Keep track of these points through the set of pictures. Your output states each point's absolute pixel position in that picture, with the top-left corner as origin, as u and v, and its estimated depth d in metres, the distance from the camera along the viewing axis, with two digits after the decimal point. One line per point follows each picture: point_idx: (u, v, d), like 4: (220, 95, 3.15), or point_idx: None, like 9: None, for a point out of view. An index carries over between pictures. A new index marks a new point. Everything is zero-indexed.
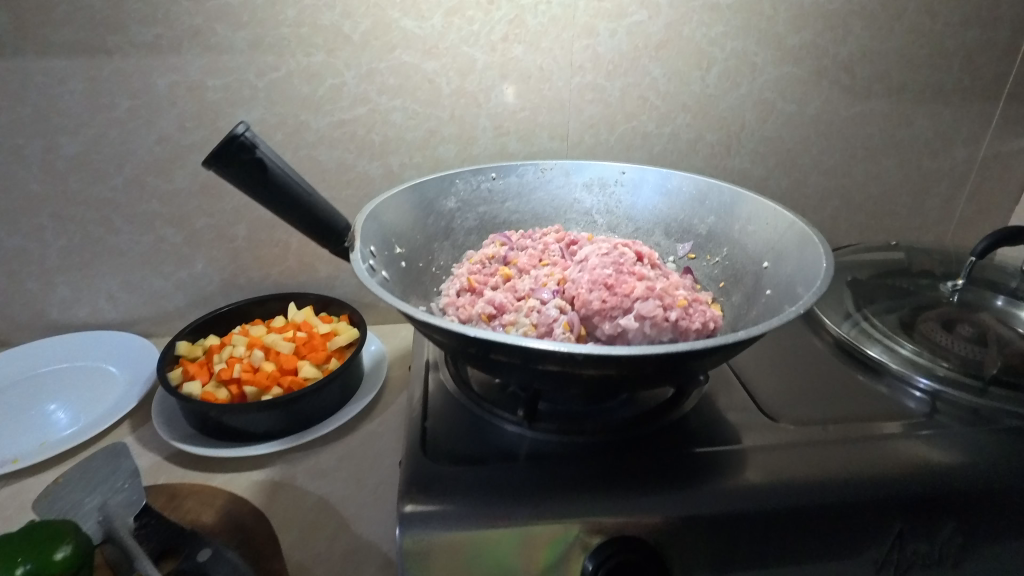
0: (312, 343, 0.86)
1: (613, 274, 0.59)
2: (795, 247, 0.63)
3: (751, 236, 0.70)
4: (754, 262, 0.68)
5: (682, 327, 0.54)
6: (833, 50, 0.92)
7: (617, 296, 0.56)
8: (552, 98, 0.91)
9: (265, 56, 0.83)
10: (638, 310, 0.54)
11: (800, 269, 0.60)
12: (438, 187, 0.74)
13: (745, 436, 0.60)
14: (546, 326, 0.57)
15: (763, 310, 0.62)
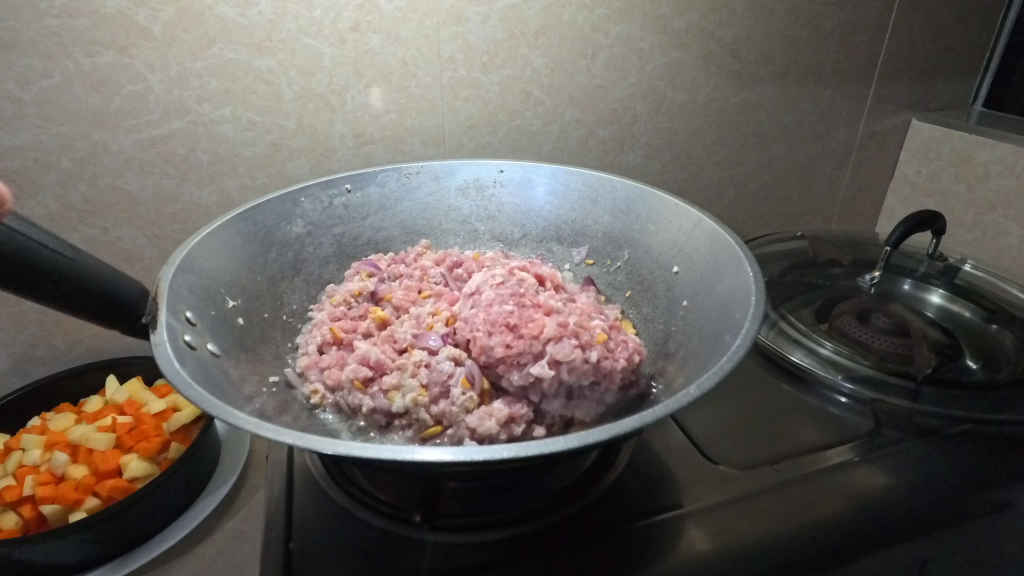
0: (140, 429, 0.65)
1: (515, 311, 0.47)
2: (705, 248, 0.55)
3: (656, 236, 0.61)
4: (662, 266, 0.59)
5: (605, 368, 0.44)
6: (718, 33, 0.86)
7: (523, 339, 0.45)
8: (421, 98, 0.77)
9: (28, 58, 0.62)
10: (552, 354, 0.43)
11: (719, 279, 0.51)
12: (277, 211, 0.58)
13: (689, 496, 0.51)
14: (439, 386, 0.45)
15: (682, 322, 0.53)
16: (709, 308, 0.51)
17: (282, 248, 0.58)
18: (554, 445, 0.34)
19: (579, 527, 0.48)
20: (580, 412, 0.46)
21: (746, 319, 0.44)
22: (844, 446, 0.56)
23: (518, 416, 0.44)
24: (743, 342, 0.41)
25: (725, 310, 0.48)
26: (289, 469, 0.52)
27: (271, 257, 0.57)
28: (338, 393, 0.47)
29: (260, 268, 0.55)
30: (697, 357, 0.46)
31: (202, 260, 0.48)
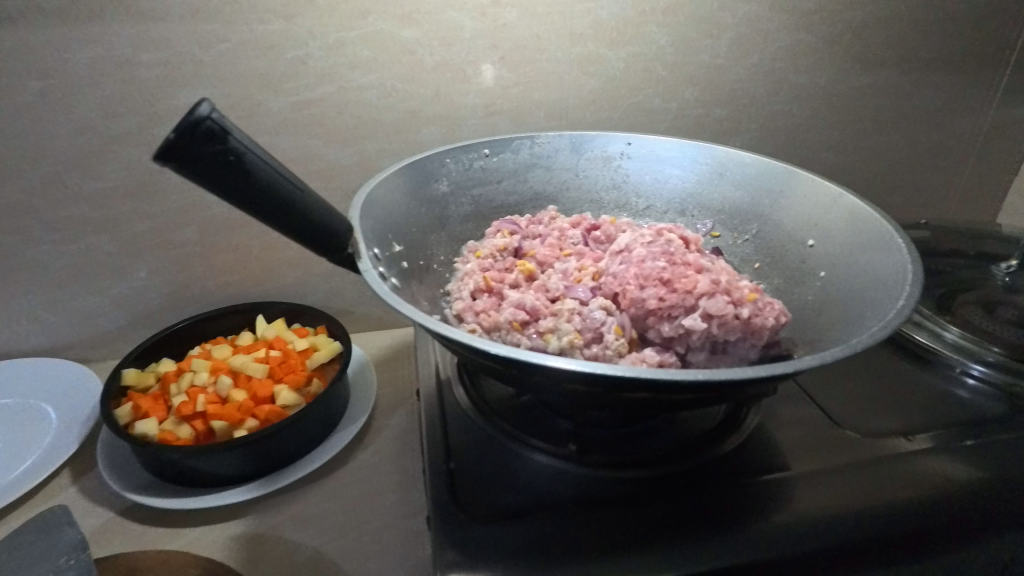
0: (289, 364, 0.73)
1: (668, 267, 0.50)
2: (845, 223, 0.56)
3: (789, 212, 0.62)
4: (795, 240, 0.60)
5: (754, 326, 0.47)
6: (847, 14, 0.85)
7: (676, 293, 0.48)
8: (549, 72, 0.80)
9: (210, 24, 0.69)
10: (705, 308, 0.46)
11: (863, 253, 0.52)
12: (427, 170, 0.63)
13: (820, 456, 0.52)
14: (592, 332, 0.49)
15: (819, 294, 0.55)
16: (851, 280, 0.52)
17: (431, 204, 0.63)
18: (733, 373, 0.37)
19: (709, 476, 0.50)
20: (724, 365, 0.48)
21: (900, 289, 0.45)
22: (920, 436, 0.54)
23: (667, 364, 0.47)
24: (905, 308, 0.43)
25: (872, 282, 0.49)
26: (440, 401, 0.57)
27: (422, 211, 0.61)
28: (493, 334, 0.51)
29: (414, 220, 0.60)
30: (843, 323, 0.48)
31: (374, 207, 0.53)
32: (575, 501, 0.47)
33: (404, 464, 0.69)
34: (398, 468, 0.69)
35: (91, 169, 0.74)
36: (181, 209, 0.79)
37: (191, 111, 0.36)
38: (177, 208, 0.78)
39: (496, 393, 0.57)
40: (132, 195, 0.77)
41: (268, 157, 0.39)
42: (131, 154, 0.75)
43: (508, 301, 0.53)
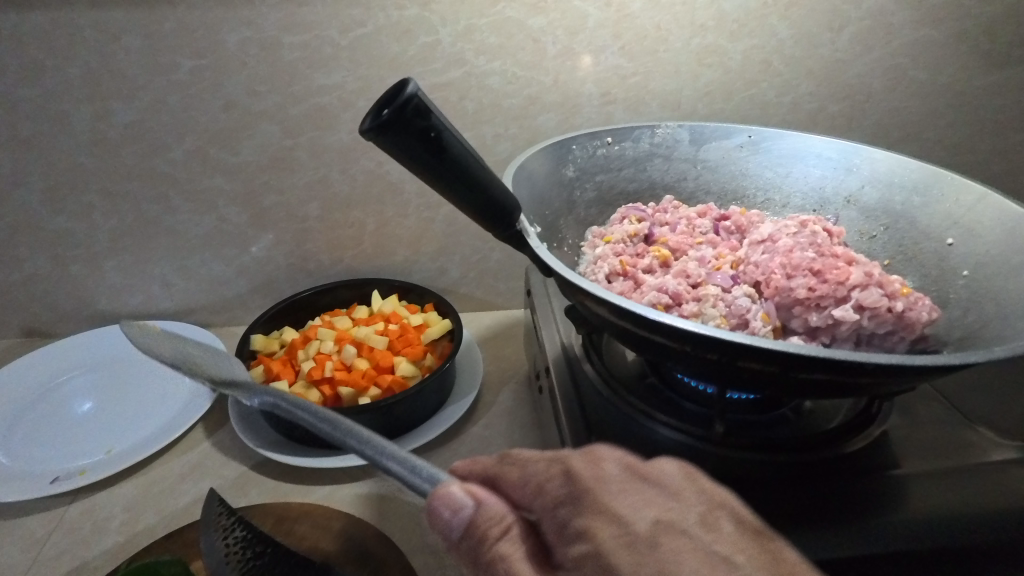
0: (406, 337, 0.76)
1: (817, 258, 0.50)
2: (992, 224, 0.55)
3: (924, 208, 0.61)
4: (932, 237, 0.60)
5: (908, 320, 0.47)
6: (978, 9, 0.82)
7: (828, 283, 0.48)
8: (666, 62, 0.81)
9: (351, 9, 0.73)
10: (859, 300, 0.47)
11: (1014, 254, 0.51)
12: (558, 155, 0.65)
13: (962, 455, 0.52)
14: (738, 318, 0.50)
15: (962, 292, 0.54)
16: (1001, 277, 0.51)
17: (559, 189, 0.65)
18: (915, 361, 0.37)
19: (847, 466, 0.51)
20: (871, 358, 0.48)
21: None
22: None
23: None
24: None
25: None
26: (571, 375, 0.58)
27: (552, 195, 0.64)
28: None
29: (547, 205, 0.62)
30: (998, 320, 0.48)
31: (519, 190, 0.56)
32: (716, 478, 0.48)
33: (516, 440, 0.71)
34: (510, 442, 0.72)
35: (230, 144, 0.79)
36: (307, 185, 0.84)
37: (401, 90, 0.39)
38: (303, 184, 0.83)
39: (625, 372, 0.58)
40: (264, 170, 0.81)
41: (460, 135, 0.42)
42: (267, 132, 0.79)
43: (648, 286, 0.54)
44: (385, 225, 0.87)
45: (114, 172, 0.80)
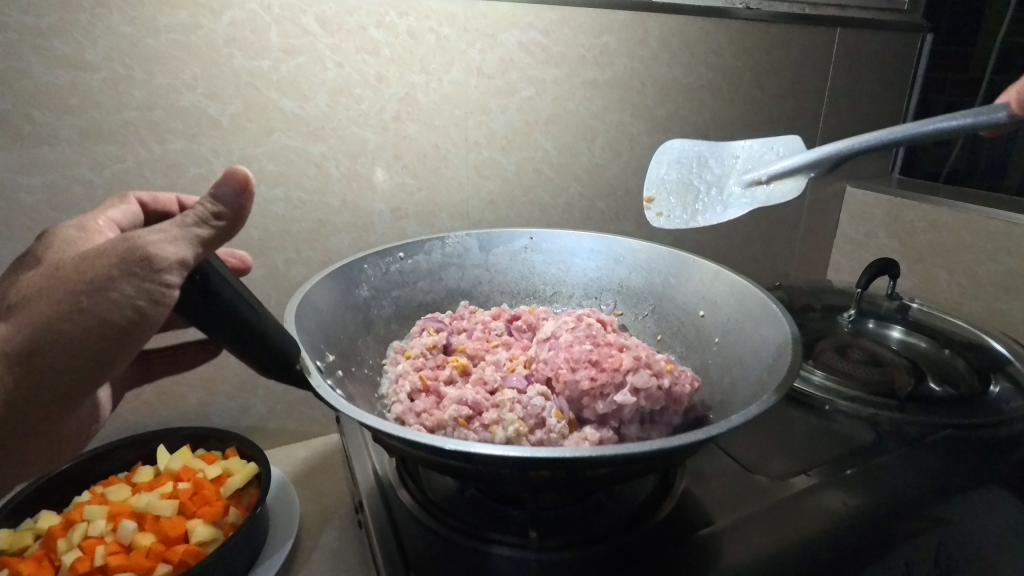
0: (202, 495, 0.67)
1: (594, 350, 0.56)
2: (729, 297, 0.65)
3: (678, 288, 0.71)
4: (689, 312, 0.69)
5: (676, 394, 0.53)
6: (691, 119, 1.02)
7: (606, 371, 0.53)
8: (449, 177, 0.86)
9: (105, 145, 0.68)
10: (633, 383, 0.51)
11: (749, 322, 0.61)
12: (348, 277, 0.65)
13: (745, 504, 0.58)
14: (535, 419, 0.52)
15: (720, 357, 0.63)
16: (742, 342, 0.61)
17: (354, 311, 0.64)
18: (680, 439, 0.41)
19: (658, 539, 0.53)
20: (655, 433, 0.53)
21: (783, 354, 0.53)
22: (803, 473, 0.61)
23: (607, 440, 0.51)
24: (794, 364, 0.51)
25: (761, 351, 0.57)
26: (387, 509, 0.56)
27: (347, 320, 0.63)
28: (438, 433, 0.52)
29: (340, 330, 0.61)
30: (745, 379, 0.57)
31: (303, 318, 0.54)
32: None
33: None
34: None
35: None
36: None
37: None
38: None
39: (442, 491, 0.57)
40: None
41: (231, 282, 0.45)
42: None
43: (449, 398, 0.55)
44: (170, 368, 0.78)
45: None
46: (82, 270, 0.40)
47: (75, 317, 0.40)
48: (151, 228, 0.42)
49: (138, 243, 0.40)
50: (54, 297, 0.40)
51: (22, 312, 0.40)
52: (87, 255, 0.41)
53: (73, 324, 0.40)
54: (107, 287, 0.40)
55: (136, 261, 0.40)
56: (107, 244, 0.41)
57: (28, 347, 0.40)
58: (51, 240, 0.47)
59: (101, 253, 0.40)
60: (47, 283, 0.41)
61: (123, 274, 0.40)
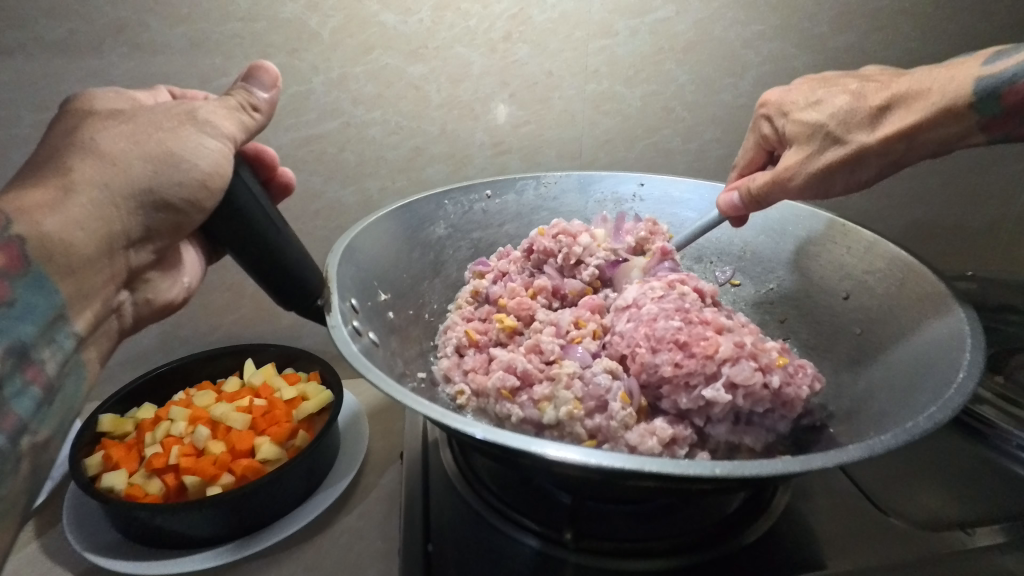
0: (273, 415, 0.68)
1: (683, 327, 0.44)
2: (884, 277, 0.51)
3: (816, 259, 0.57)
4: (827, 293, 0.55)
5: (785, 397, 0.41)
6: (878, 53, 0.80)
7: (695, 358, 0.42)
8: (561, 110, 0.77)
9: (211, 57, 0.67)
10: (728, 377, 0.40)
11: (909, 314, 0.47)
12: (423, 209, 0.60)
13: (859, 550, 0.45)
14: (596, 401, 0.43)
15: (855, 356, 0.50)
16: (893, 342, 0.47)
17: (426, 249, 0.60)
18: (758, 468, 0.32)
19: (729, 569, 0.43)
20: (748, 439, 0.42)
21: (956, 365, 0.39)
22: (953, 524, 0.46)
23: (681, 439, 0.41)
24: (968, 379, 0.37)
25: (921, 353, 0.43)
26: (426, 469, 0.52)
27: (416, 257, 0.59)
28: (482, 398, 0.48)
29: (404, 267, 0.57)
30: (887, 391, 0.43)
31: (358, 251, 0.51)
32: None
33: (391, 531, 0.63)
34: (385, 533, 0.63)
35: None
36: None
37: None
38: None
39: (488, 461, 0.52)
40: None
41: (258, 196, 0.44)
42: None
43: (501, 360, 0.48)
44: None
45: None
46: (160, 122, 0.42)
47: (173, 161, 0.41)
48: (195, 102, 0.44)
49: (202, 112, 0.43)
50: (143, 139, 0.41)
51: (102, 156, 0.40)
52: (146, 113, 0.42)
53: (168, 167, 0.41)
54: (186, 137, 0.41)
55: (205, 122, 0.42)
56: (162, 107, 0.43)
57: (124, 185, 0.40)
58: (85, 101, 0.44)
59: (169, 114, 0.42)
60: (119, 126, 0.41)
61: (192, 128, 0.42)
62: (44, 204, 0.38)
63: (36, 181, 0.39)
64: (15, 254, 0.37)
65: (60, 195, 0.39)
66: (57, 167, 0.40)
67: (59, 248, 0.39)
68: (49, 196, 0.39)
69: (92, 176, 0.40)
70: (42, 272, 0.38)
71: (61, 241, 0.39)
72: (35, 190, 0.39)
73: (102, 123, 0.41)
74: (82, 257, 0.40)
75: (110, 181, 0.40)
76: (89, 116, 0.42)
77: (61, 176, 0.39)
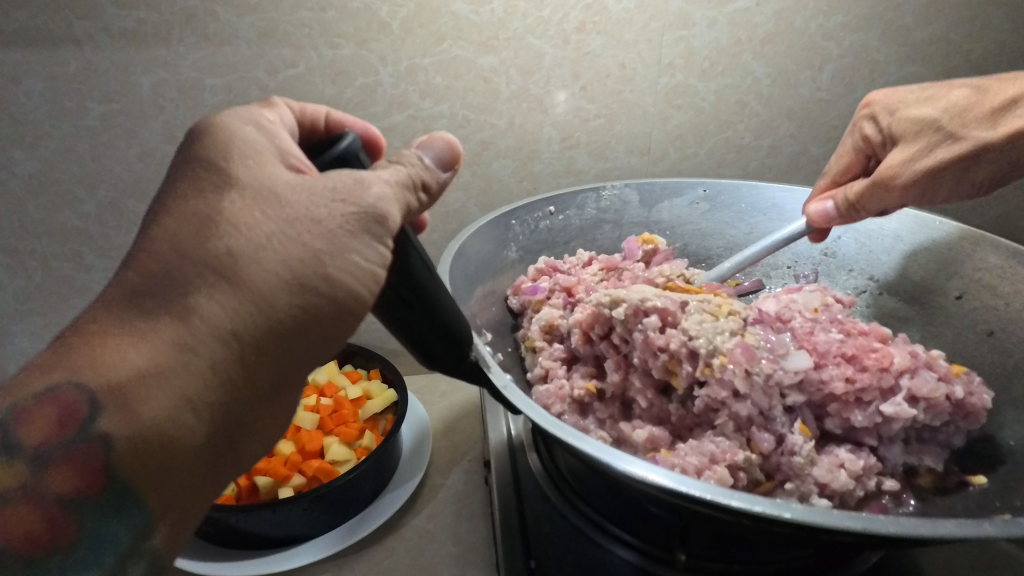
0: (340, 414, 0.68)
1: (844, 341, 0.48)
2: (1003, 273, 0.54)
3: (914, 260, 0.60)
4: (936, 292, 0.58)
5: (967, 405, 0.46)
6: (966, 46, 0.76)
7: (868, 372, 0.45)
8: (632, 103, 0.74)
9: (279, 48, 0.65)
10: (910, 389, 0.45)
11: None
12: (495, 236, 0.62)
13: None
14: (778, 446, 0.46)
15: (988, 356, 0.52)
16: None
17: (500, 274, 0.62)
18: (885, 524, 0.31)
19: None
20: (924, 455, 0.47)
21: None
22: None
23: (869, 467, 0.44)
24: None
25: None
26: (517, 474, 0.51)
27: (492, 285, 0.61)
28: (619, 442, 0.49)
29: (483, 295, 0.59)
30: None
31: (453, 285, 0.53)
32: None
33: (464, 533, 0.62)
34: (457, 536, 0.62)
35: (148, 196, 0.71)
36: None
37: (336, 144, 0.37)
38: None
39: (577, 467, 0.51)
40: None
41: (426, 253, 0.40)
42: None
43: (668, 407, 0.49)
44: None
45: (19, 227, 0.72)
46: (319, 218, 0.33)
47: (320, 288, 0.33)
48: (370, 170, 0.36)
49: (370, 193, 0.34)
50: (291, 251, 0.32)
51: (234, 287, 0.31)
52: (308, 190, 0.33)
53: (310, 296, 0.33)
54: (348, 245, 0.34)
55: (377, 217, 0.35)
56: (324, 180, 0.34)
57: (257, 331, 0.31)
58: (222, 144, 0.34)
59: (330, 201, 0.33)
60: (273, 226, 0.32)
61: (359, 234, 0.34)
62: (150, 375, 0.29)
63: (152, 318, 0.30)
64: (94, 462, 0.28)
65: (172, 355, 0.29)
66: (179, 299, 0.30)
67: (166, 439, 0.29)
68: (164, 357, 0.29)
69: (215, 324, 0.30)
70: (131, 486, 0.29)
71: (171, 427, 0.29)
72: (148, 334, 0.29)
73: (245, 210, 0.32)
74: (194, 445, 0.30)
75: (234, 330, 0.31)
76: (232, 187, 0.33)
77: (182, 324, 0.30)
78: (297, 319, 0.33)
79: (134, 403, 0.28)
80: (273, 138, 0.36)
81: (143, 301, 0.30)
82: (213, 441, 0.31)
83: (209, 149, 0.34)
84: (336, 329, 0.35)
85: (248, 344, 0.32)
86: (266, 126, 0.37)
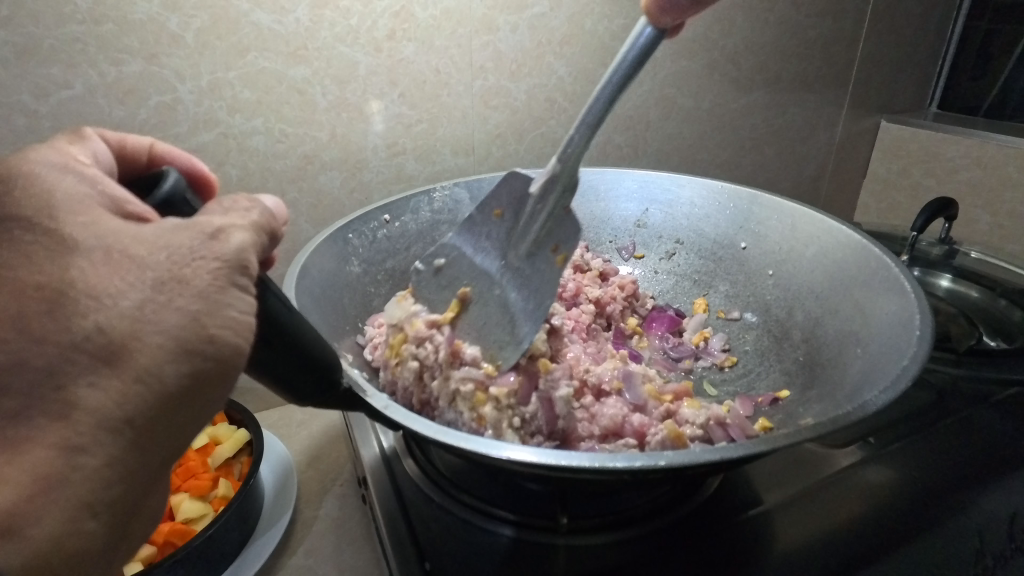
0: (187, 468, 0.62)
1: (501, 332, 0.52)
2: (777, 226, 0.65)
3: (707, 220, 0.70)
4: (728, 244, 0.68)
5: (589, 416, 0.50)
6: (721, 42, 0.90)
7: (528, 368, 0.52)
8: (451, 107, 0.76)
9: (45, 67, 0.57)
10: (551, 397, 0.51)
11: (812, 241, 0.61)
12: (336, 253, 0.59)
13: (778, 487, 0.50)
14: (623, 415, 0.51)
15: (773, 292, 0.64)
16: (802, 274, 0.61)
17: (348, 287, 0.59)
18: (719, 452, 0.36)
19: (702, 520, 0.47)
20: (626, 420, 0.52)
21: (884, 268, 0.53)
22: (852, 445, 0.54)
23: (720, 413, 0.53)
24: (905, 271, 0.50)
25: (834, 265, 0.58)
26: (393, 480, 0.50)
27: (345, 302, 0.59)
28: None
29: (336, 314, 0.56)
30: (833, 317, 0.56)
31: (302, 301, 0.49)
32: None
33: (348, 562, 0.59)
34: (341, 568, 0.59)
35: None
36: None
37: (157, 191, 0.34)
38: None
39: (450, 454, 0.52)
40: None
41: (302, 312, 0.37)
42: None
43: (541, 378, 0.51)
44: None
45: None
46: (186, 278, 0.30)
47: (204, 352, 0.30)
48: (203, 213, 0.33)
49: (229, 242, 0.32)
50: (168, 321, 0.29)
51: (115, 370, 0.28)
52: (166, 248, 0.30)
53: (195, 360, 0.30)
54: (222, 300, 0.31)
55: (241, 265, 0.32)
56: (182, 236, 0.31)
57: (154, 405, 0.29)
58: (42, 198, 0.32)
59: (192, 259, 0.31)
60: (139, 293, 0.29)
61: (227, 287, 0.31)
62: (37, 492, 0.27)
63: (27, 423, 0.27)
64: None
65: (58, 464, 0.27)
66: (51, 396, 0.28)
67: (66, 549, 0.28)
68: (49, 469, 0.27)
69: (98, 418, 0.28)
70: None
71: (69, 537, 0.27)
72: (25, 448, 0.27)
73: (102, 277, 0.29)
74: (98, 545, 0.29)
75: (125, 416, 0.29)
76: (73, 252, 0.30)
77: (64, 425, 0.27)
78: (187, 387, 0.30)
79: (23, 529, 0.26)
80: (98, 189, 0.33)
81: (1, 407, 0.27)
82: (119, 527, 0.30)
83: (23, 205, 0.31)
84: (221, 387, 0.32)
85: (140, 428, 0.29)
86: (84, 173, 0.34)
